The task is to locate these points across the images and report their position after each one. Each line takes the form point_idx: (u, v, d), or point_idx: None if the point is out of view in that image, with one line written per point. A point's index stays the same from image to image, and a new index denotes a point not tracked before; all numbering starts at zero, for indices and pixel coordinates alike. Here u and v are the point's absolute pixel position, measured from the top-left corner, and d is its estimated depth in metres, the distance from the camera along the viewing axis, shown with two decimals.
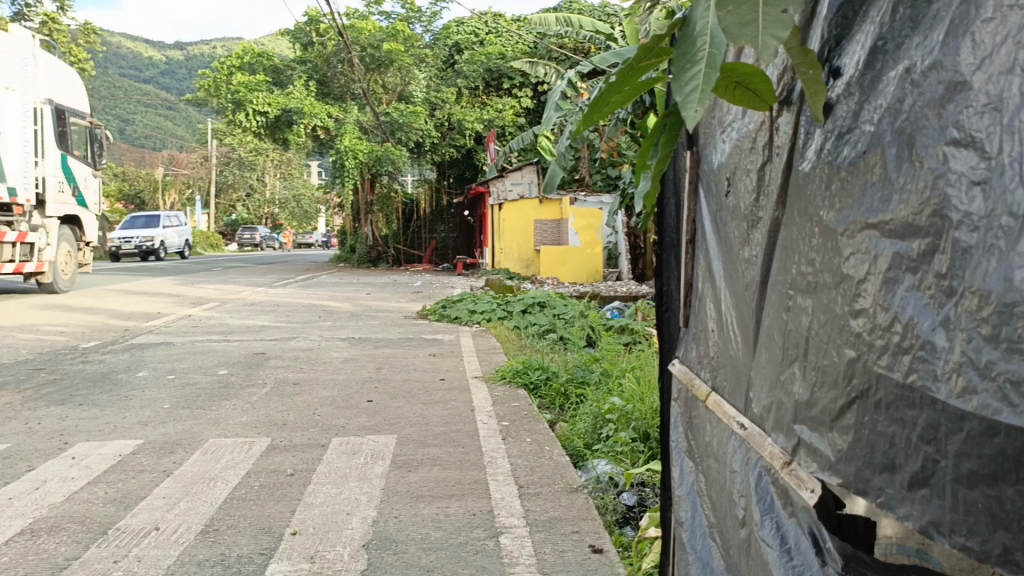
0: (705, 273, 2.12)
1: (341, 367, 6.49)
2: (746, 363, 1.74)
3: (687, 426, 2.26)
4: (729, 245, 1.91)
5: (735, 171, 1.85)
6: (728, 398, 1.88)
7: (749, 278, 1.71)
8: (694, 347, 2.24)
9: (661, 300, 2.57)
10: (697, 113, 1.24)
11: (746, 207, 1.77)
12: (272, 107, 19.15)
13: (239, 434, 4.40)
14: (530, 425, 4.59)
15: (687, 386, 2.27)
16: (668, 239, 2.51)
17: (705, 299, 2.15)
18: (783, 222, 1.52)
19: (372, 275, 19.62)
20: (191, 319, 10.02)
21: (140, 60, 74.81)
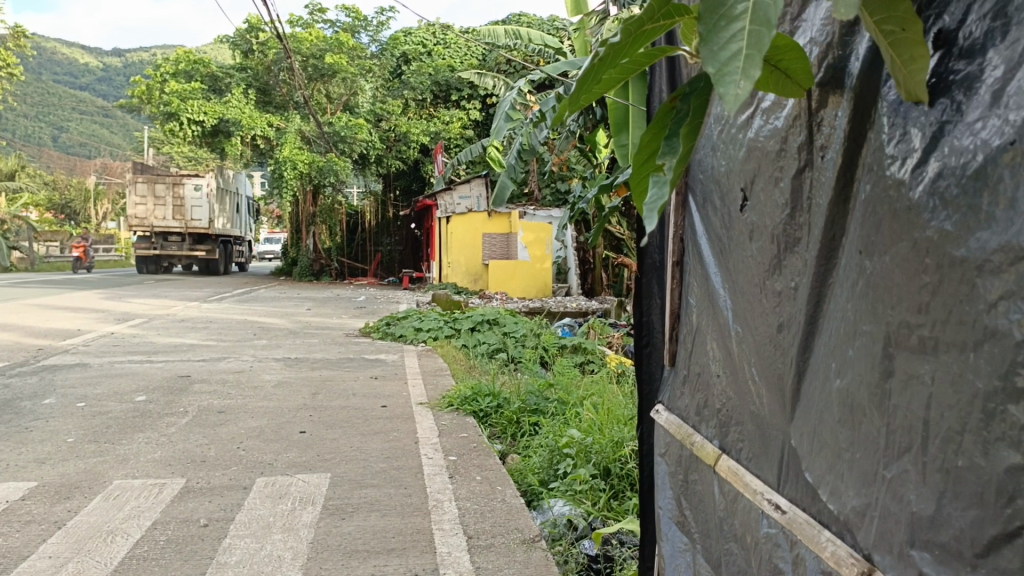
0: (707, 306, 1.85)
1: (273, 393, 5.97)
2: (780, 422, 1.51)
3: (682, 491, 1.98)
4: (738, 271, 1.69)
5: (745, 183, 1.64)
6: (747, 464, 1.64)
7: (792, 317, 1.47)
8: (686, 393, 1.98)
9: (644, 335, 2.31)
10: (745, 87, 0.89)
11: (767, 225, 1.56)
12: (207, 116, 18.52)
13: (150, 474, 3.89)
14: (479, 460, 4.16)
15: (676, 441, 2.01)
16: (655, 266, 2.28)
17: (700, 335, 1.90)
18: (849, 255, 1.30)
19: (313, 290, 18.98)
20: (115, 337, 9.37)
21: (78, 69, 72.91)
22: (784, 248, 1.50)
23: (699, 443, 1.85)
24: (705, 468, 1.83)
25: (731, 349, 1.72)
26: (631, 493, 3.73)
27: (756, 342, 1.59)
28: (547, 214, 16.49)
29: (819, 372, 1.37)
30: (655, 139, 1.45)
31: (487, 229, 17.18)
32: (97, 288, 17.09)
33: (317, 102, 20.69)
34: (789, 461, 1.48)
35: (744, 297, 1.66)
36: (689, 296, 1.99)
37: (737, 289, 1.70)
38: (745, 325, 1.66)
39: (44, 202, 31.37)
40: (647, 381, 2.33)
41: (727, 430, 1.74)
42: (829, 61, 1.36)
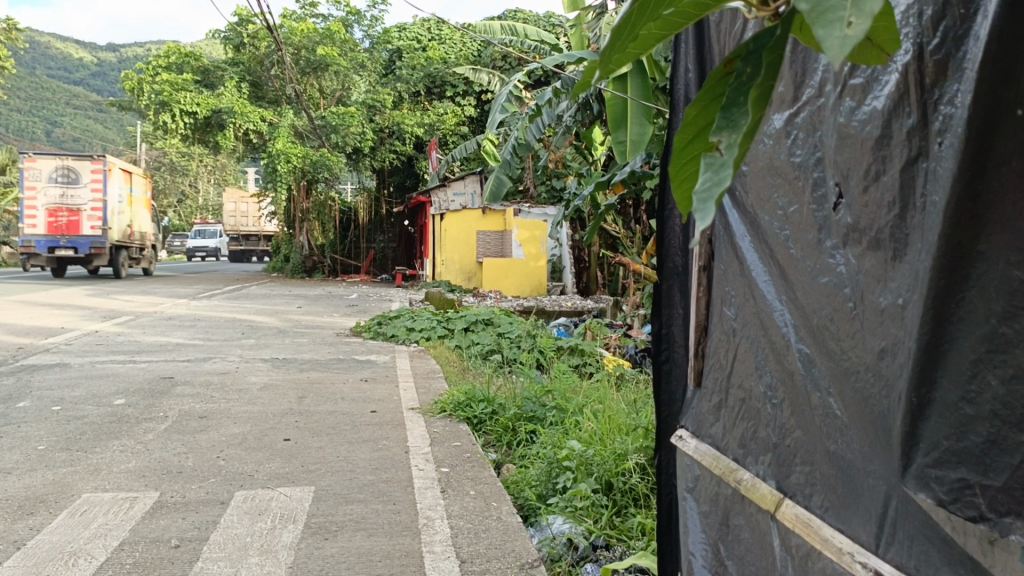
0: (764, 322, 1.69)
1: (258, 396, 5.72)
2: (879, 466, 1.33)
3: (720, 535, 1.82)
4: (812, 279, 1.53)
5: (833, 174, 1.46)
6: (823, 516, 1.47)
7: (895, 342, 1.29)
8: (729, 418, 1.83)
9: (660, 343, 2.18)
10: (854, 26, 0.69)
11: (864, 227, 1.38)
12: (200, 108, 18.21)
13: (122, 487, 3.64)
14: (473, 472, 3.93)
15: (711, 473, 1.86)
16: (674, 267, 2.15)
17: (749, 352, 1.75)
18: (988, 272, 1.12)
19: (305, 287, 18.73)
20: (99, 335, 9.10)
21: (70, 62, 72.42)
22: (889, 256, 1.32)
23: (752, 480, 1.70)
24: (756, 511, 1.67)
25: (797, 370, 1.57)
26: (634, 509, 3.50)
27: (840, 369, 1.43)
28: (542, 212, 16.40)
29: (940, 412, 1.19)
30: (707, 113, 0.98)
31: (481, 226, 16.95)
32: (84, 284, 16.77)
33: (309, 96, 20.45)
34: (892, 518, 1.31)
35: (819, 314, 1.50)
36: (728, 307, 1.85)
37: (808, 301, 1.54)
38: (820, 342, 1.50)
39: None
40: (665, 399, 2.19)
41: (788, 465, 1.59)
42: (944, 21, 1.18)
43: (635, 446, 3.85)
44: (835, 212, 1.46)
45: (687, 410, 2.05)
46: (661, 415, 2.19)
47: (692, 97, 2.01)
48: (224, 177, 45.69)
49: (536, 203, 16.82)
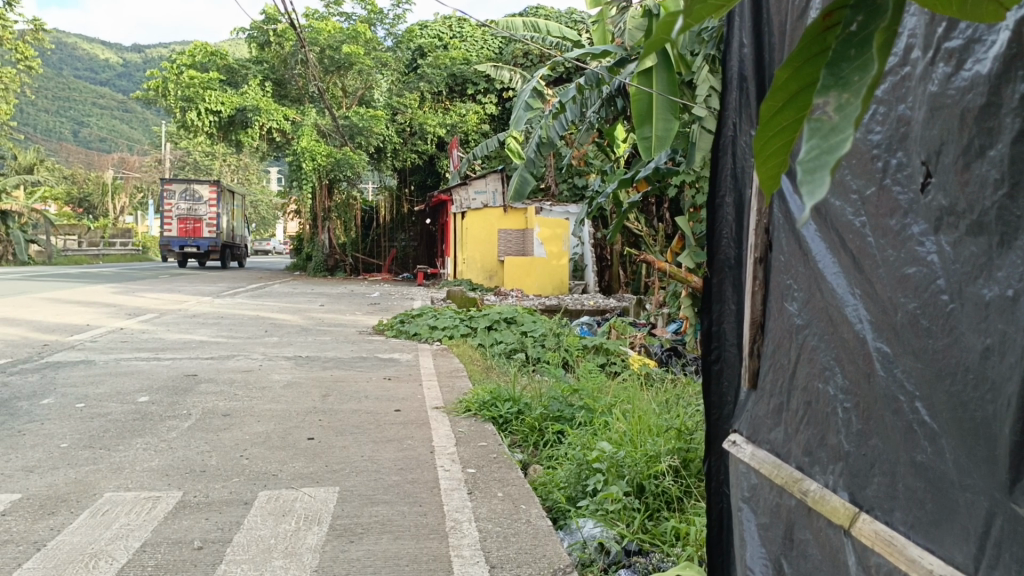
0: (835, 316, 1.62)
1: (281, 394, 5.66)
2: (980, 478, 1.23)
3: (784, 550, 1.74)
4: (892, 271, 1.46)
5: (922, 152, 1.37)
6: (906, 530, 1.37)
7: (1006, 334, 1.20)
8: (790, 420, 1.76)
9: (711, 341, 2.15)
10: None
11: (963, 210, 1.29)
12: (225, 106, 18.27)
13: (144, 486, 3.58)
14: (501, 473, 3.84)
15: (767, 479, 1.80)
16: (727, 260, 2.12)
17: (817, 349, 1.68)
18: None
19: (327, 285, 18.73)
20: (122, 333, 9.08)
21: (95, 63, 73.09)
22: (998, 242, 1.22)
23: (819, 490, 1.62)
24: (827, 525, 1.58)
25: (874, 369, 1.49)
26: (666, 514, 3.42)
27: (931, 367, 1.35)
28: (564, 212, 16.50)
29: None
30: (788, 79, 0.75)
31: (503, 224, 16.87)
32: (108, 282, 16.84)
33: (332, 95, 20.46)
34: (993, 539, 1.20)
35: (905, 308, 1.42)
36: (793, 302, 1.79)
37: (889, 293, 1.46)
38: (902, 340, 1.42)
39: (59, 195, 31.30)
40: (717, 400, 2.16)
41: (864, 476, 1.51)
42: None
43: (666, 448, 3.75)
44: (922, 194, 1.38)
45: (742, 414, 2.00)
46: (718, 415, 2.15)
47: (747, 74, 1.94)
48: (246, 177, 45.84)
49: (558, 202, 16.74)
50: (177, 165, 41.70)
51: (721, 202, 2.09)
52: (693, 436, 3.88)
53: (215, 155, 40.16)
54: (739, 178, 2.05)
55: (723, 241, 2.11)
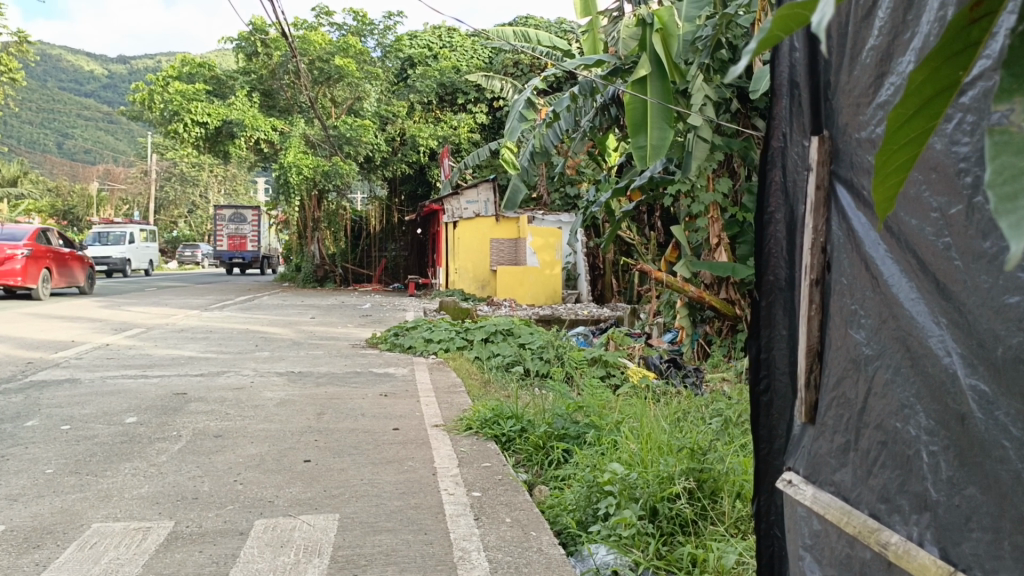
0: (916, 347, 1.54)
1: (275, 413, 5.50)
2: None
3: None
4: (988, 300, 1.39)
5: None
6: None
7: None
8: (859, 460, 1.68)
9: (759, 370, 2.07)
10: None
11: None
12: (212, 118, 18.08)
13: (134, 516, 3.41)
14: (507, 497, 3.69)
15: (833, 525, 1.71)
16: (777, 281, 2.05)
17: (891, 382, 1.59)
18: None
19: (317, 296, 18.56)
20: (109, 349, 8.90)
21: (81, 74, 72.74)
22: None
23: (900, 542, 1.53)
24: None
25: (969, 412, 1.41)
26: (681, 538, 3.29)
27: None
28: (557, 220, 16.37)
29: None
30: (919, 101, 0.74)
31: (495, 234, 16.72)
32: (93, 295, 16.58)
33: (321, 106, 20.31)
34: None
35: (1008, 343, 1.34)
36: (857, 329, 1.70)
37: (984, 319, 1.40)
38: (1007, 380, 1.34)
39: (43, 208, 30.97)
40: (765, 434, 2.09)
41: (957, 531, 1.43)
42: None
43: (679, 469, 3.61)
44: None
45: (799, 450, 1.91)
46: (775, 446, 2.07)
47: (801, 81, 1.88)
48: (233, 188, 45.56)
49: (550, 211, 16.68)
50: (164, 176, 41.42)
51: (771, 218, 2.03)
52: (706, 457, 3.74)
53: (202, 165, 39.87)
54: (790, 193, 1.98)
55: (772, 262, 2.04)
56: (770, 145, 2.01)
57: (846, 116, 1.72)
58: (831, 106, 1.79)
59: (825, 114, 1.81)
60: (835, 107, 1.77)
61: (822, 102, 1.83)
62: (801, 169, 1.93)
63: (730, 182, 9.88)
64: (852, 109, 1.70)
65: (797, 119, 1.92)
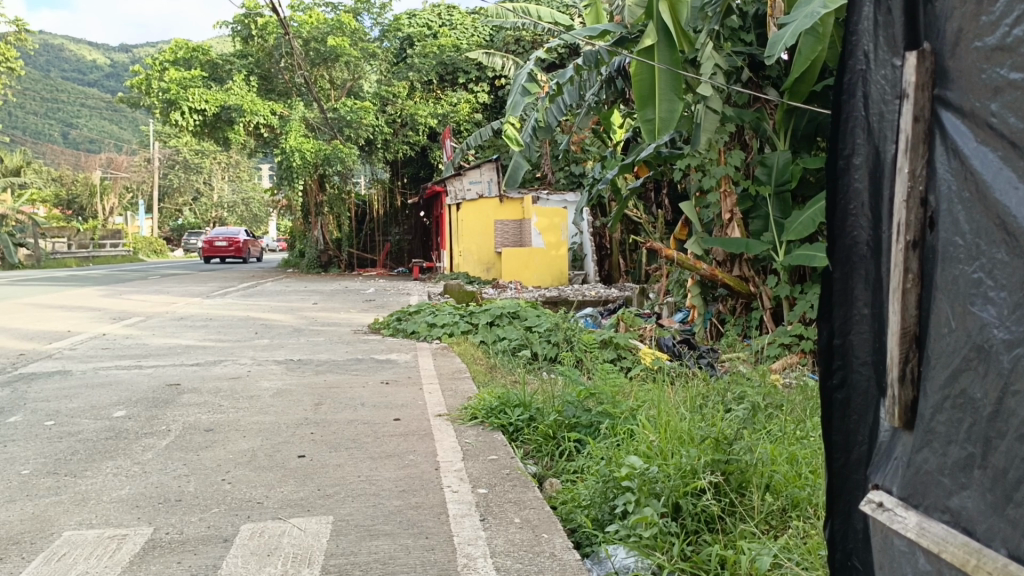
0: None
1: (271, 404, 5.21)
2: None
3: None
4: None
5: None
6: None
7: None
8: (986, 479, 1.34)
9: (832, 360, 1.74)
10: None
11: None
12: (209, 104, 17.75)
13: (110, 522, 3.13)
14: (516, 494, 3.39)
15: (950, 566, 1.38)
16: (858, 245, 1.71)
17: None
18: None
19: (320, 282, 18.29)
20: (105, 339, 8.62)
21: (81, 64, 72.44)
22: None
23: None
24: None
25: None
26: (708, 537, 3.02)
27: None
28: (562, 199, 15.94)
29: None
30: None
31: (499, 215, 16.33)
32: (94, 285, 16.31)
33: (319, 87, 20.08)
34: None
35: None
36: (985, 306, 1.35)
37: None
38: None
39: (44, 198, 30.69)
40: (841, 440, 1.77)
41: None
42: None
43: (703, 461, 3.31)
44: None
45: (892, 464, 1.59)
46: (861, 454, 1.73)
47: None
48: (235, 174, 45.42)
49: (555, 190, 16.27)
50: (167, 164, 41.13)
51: (848, 164, 1.69)
52: (733, 447, 3.44)
53: (204, 152, 39.58)
54: (872, 128, 1.64)
55: (849, 221, 1.70)
56: (848, 71, 1.67)
57: (961, 20, 1.42)
58: (937, 9, 1.48)
59: (926, 25, 1.51)
60: (940, 13, 1.46)
61: (920, 11, 1.53)
62: (890, 98, 1.59)
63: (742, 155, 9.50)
64: (969, 9, 1.40)
65: (883, 33, 1.59)
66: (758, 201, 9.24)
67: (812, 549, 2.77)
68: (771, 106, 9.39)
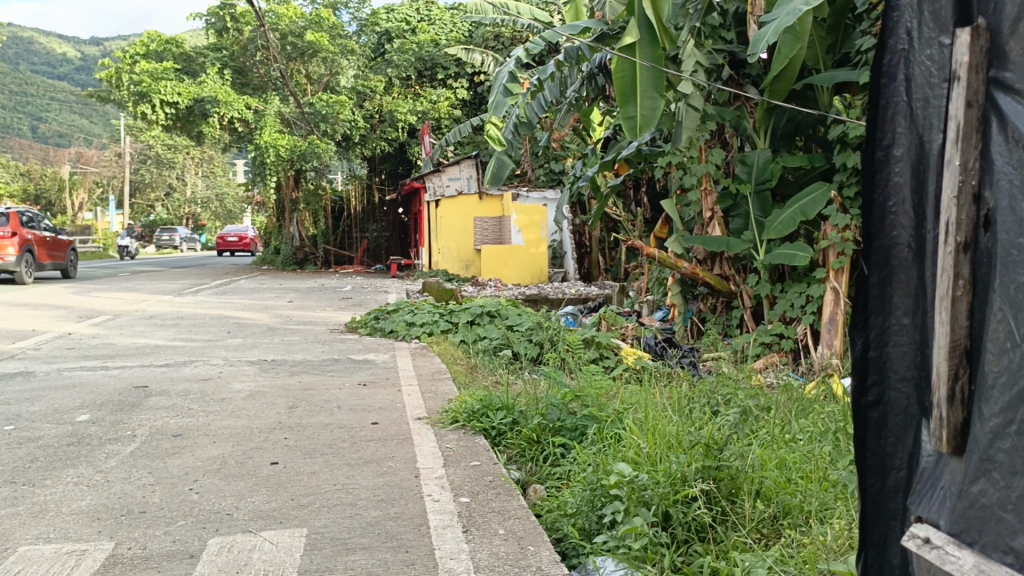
0: None
1: (243, 407, 5.03)
2: None
3: None
4: None
5: None
6: None
7: None
8: None
9: (867, 374, 1.62)
10: None
11: None
12: (182, 98, 17.44)
13: (68, 536, 2.95)
14: (500, 503, 3.25)
15: None
16: (897, 248, 1.58)
17: None
18: None
19: (296, 279, 18.05)
20: (72, 338, 8.37)
21: (53, 57, 71.39)
22: None
23: None
24: None
25: None
26: (700, 548, 2.89)
27: None
28: (541, 195, 15.69)
29: None
30: None
31: (479, 212, 16.16)
32: (63, 282, 15.98)
33: (296, 82, 19.86)
34: None
35: None
36: None
37: None
38: None
39: (14, 192, 30.16)
40: (876, 464, 1.64)
41: None
42: None
43: (694, 468, 3.17)
44: None
45: (938, 494, 1.47)
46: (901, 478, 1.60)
47: None
48: (210, 170, 44.93)
49: (535, 187, 16.12)
50: (139, 159, 40.60)
51: (888, 155, 1.57)
52: (723, 452, 3.29)
53: (177, 147, 39.04)
54: (915, 115, 1.51)
55: (887, 220, 1.58)
56: (887, 52, 1.55)
57: None
58: None
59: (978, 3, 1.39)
60: None
61: None
62: (937, 81, 1.46)
63: (723, 153, 9.43)
64: None
65: (928, 9, 1.47)
66: (739, 199, 9.17)
67: (808, 559, 2.64)
68: (752, 104, 9.32)
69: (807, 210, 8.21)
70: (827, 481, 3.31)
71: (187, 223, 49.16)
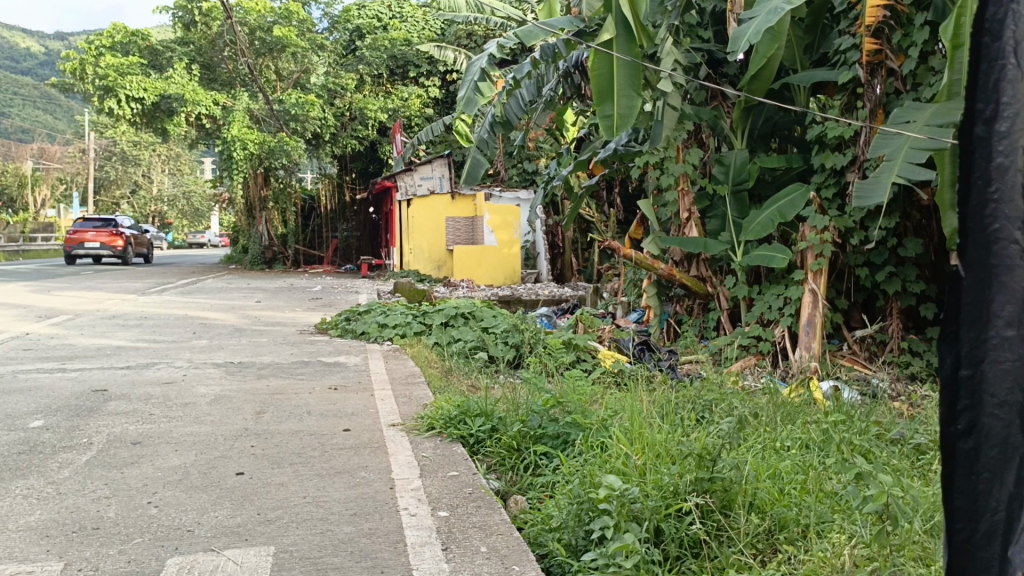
0: None
1: (208, 412, 4.80)
2: None
3: None
4: None
5: None
6: None
7: None
8: None
9: (957, 395, 1.19)
10: None
11: None
12: (148, 93, 17.02)
13: (12, 557, 2.71)
14: (480, 517, 3.06)
15: None
16: (993, 245, 1.15)
17: None
18: None
19: (264, 279, 17.72)
20: (29, 339, 8.04)
21: (16, 52, 70.02)
22: None
23: None
24: None
25: None
26: (693, 566, 2.72)
27: None
28: (514, 196, 15.54)
29: None
30: None
31: (451, 212, 15.93)
32: (22, 280, 15.50)
33: (265, 78, 19.53)
34: None
35: None
36: None
37: None
38: None
39: None
40: (964, 504, 1.18)
41: None
42: None
43: (686, 480, 3.01)
44: None
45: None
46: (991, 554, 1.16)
47: None
48: (176, 167, 44.21)
49: (507, 187, 15.91)
50: (103, 156, 39.84)
51: (989, 133, 1.15)
52: (716, 463, 3.13)
53: (142, 143, 38.35)
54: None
55: (987, 211, 1.15)
56: (985, 12, 1.15)
57: None
58: None
59: None
60: None
61: None
62: None
63: (700, 153, 9.36)
64: None
65: None
66: (715, 200, 9.08)
67: None
68: (728, 104, 9.23)
69: (785, 212, 8.12)
70: (822, 494, 3.21)
71: (153, 220, 48.34)
